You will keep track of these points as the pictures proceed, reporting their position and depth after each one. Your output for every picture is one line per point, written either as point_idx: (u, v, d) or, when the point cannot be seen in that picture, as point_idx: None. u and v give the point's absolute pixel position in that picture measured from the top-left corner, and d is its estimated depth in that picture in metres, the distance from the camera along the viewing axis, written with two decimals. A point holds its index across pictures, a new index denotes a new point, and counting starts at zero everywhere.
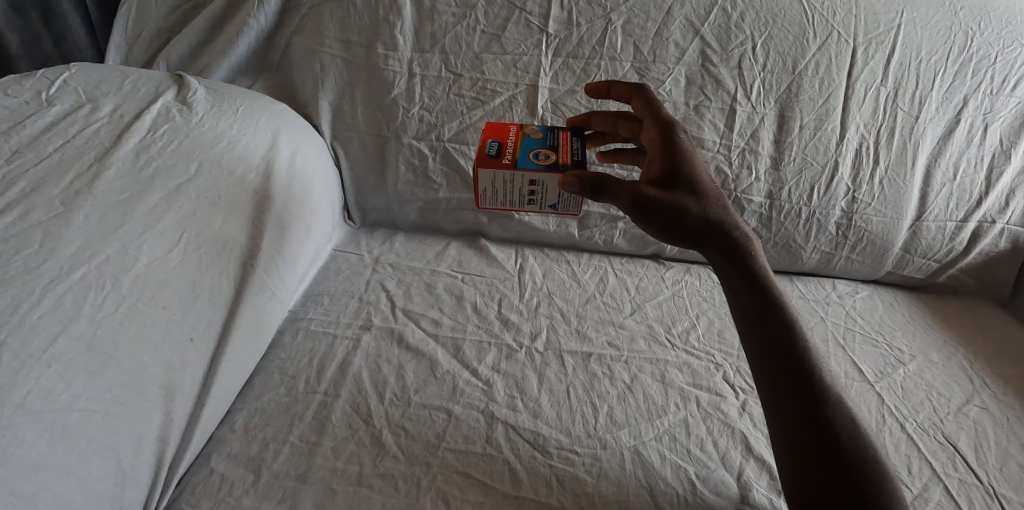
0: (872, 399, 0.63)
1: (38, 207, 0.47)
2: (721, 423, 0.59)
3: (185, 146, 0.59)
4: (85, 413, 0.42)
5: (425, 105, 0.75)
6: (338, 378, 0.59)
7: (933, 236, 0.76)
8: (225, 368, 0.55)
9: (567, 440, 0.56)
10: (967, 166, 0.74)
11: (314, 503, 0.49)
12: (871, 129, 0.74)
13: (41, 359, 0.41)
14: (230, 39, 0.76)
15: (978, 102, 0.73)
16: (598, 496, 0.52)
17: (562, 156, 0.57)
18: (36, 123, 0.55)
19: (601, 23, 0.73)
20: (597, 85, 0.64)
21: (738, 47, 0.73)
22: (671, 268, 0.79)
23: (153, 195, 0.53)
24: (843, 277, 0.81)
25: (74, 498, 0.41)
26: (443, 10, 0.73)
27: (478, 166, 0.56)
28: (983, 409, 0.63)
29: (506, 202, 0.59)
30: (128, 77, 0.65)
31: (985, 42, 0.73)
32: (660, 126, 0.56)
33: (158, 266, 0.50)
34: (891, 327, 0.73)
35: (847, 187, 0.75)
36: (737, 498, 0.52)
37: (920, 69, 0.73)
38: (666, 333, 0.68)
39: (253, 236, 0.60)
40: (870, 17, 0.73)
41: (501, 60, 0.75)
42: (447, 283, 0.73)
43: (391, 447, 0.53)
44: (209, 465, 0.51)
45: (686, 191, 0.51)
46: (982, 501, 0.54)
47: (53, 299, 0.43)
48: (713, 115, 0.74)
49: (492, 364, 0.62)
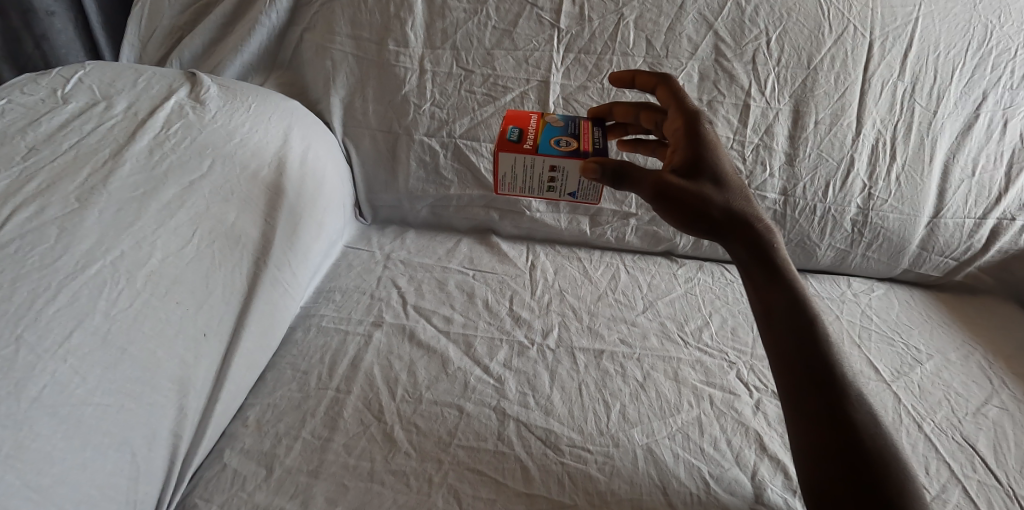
0: (889, 398, 0.62)
1: (53, 204, 0.47)
2: (735, 421, 0.58)
3: (197, 142, 0.59)
4: (100, 408, 0.42)
5: (436, 102, 0.75)
6: (349, 374, 0.59)
7: (951, 233, 0.74)
8: (237, 364, 0.55)
9: (579, 438, 0.55)
10: (986, 162, 0.73)
11: (326, 499, 0.49)
12: (888, 124, 0.73)
13: (56, 353, 0.41)
14: (243, 36, 0.76)
15: (998, 97, 0.72)
16: (611, 495, 0.51)
17: (584, 143, 0.57)
18: (52, 120, 0.55)
19: (613, 18, 0.73)
20: (621, 75, 0.65)
21: (752, 42, 0.73)
22: (683, 265, 0.78)
23: (166, 190, 0.54)
24: (857, 276, 0.80)
25: (89, 492, 0.41)
26: (454, 6, 0.73)
27: (498, 150, 0.56)
28: (1003, 410, 0.62)
29: (525, 189, 0.58)
30: (142, 75, 0.66)
31: (1005, 36, 0.71)
32: (685, 114, 0.55)
33: (172, 262, 0.51)
34: (909, 326, 0.72)
35: (863, 183, 0.74)
36: (752, 497, 0.52)
37: (939, 63, 0.72)
38: (678, 330, 0.68)
39: (265, 231, 0.60)
40: (887, 10, 0.72)
41: (512, 56, 0.74)
42: (458, 279, 0.73)
43: (403, 444, 0.53)
44: (222, 460, 0.52)
45: (709, 182, 0.51)
46: (1002, 503, 0.53)
47: (69, 294, 0.43)
48: (727, 110, 0.73)
49: (503, 361, 0.62)
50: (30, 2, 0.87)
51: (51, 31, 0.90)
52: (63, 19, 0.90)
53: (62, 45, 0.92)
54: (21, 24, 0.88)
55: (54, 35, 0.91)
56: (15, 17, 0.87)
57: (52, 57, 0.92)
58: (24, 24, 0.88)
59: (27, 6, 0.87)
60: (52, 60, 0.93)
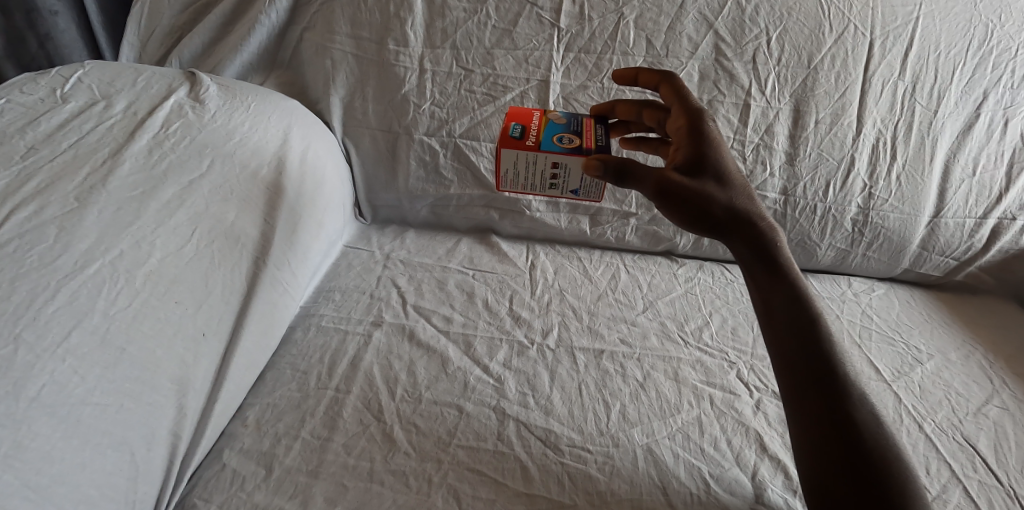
0: (889, 398, 0.62)
1: (52, 203, 0.47)
2: (735, 421, 0.58)
3: (197, 142, 0.59)
4: (98, 407, 0.42)
5: (436, 101, 0.75)
6: (349, 374, 0.59)
7: (951, 233, 0.74)
8: (236, 364, 0.54)
9: (579, 438, 0.55)
10: (987, 161, 0.73)
11: (326, 499, 0.49)
12: (888, 124, 0.73)
13: (55, 352, 0.41)
14: (243, 35, 0.76)
15: (998, 97, 0.72)
16: (611, 495, 0.51)
17: (587, 140, 0.57)
18: (51, 119, 0.55)
19: (613, 17, 0.73)
20: (624, 73, 0.65)
21: (752, 42, 0.72)
22: (683, 265, 0.78)
23: (166, 190, 0.53)
24: (857, 276, 0.80)
25: (88, 492, 0.41)
26: (454, 5, 0.73)
27: (501, 146, 0.56)
28: (1004, 410, 0.62)
29: (527, 186, 0.58)
30: (142, 74, 0.65)
31: (1006, 35, 0.71)
32: (688, 112, 0.55)
33: (171, 261, 0.51)
34: (910, 326, 0.72)
35: (864, 183, 0.74)
36: (752, 497, 0.52)
37: (939, 62, 0.72)
38: (678, 330, 0.68)
39: (265, 231, 0.60)
40: (888, 10, 0.72)
41: (512, 55, 0.74)
42: (458, 279, 0.72)
43: (402, 444, 0.53)
44: (222, 460, 0.52)
45: (712, 180, 0.50)
46: (1003, 503, 0.53)
47: (67, 293, 0.43)
48: (727, 109, 0.73)
49: (503, 361, 0.62)
50: (33, 1, 0.87)
51: (54, 31, 0.90)
52: (65, 18, 0.90)
53: (66, 45, 0.92)
54: (23, 24, 0.88)
55: (56, 34, 0.91)
56: (18, 17, 0.87)
57: (56, 56, 0.92)
58: (27, 24, 0.88)
59: (31, 5, 0.87)
60: (54, 60, 0.93)
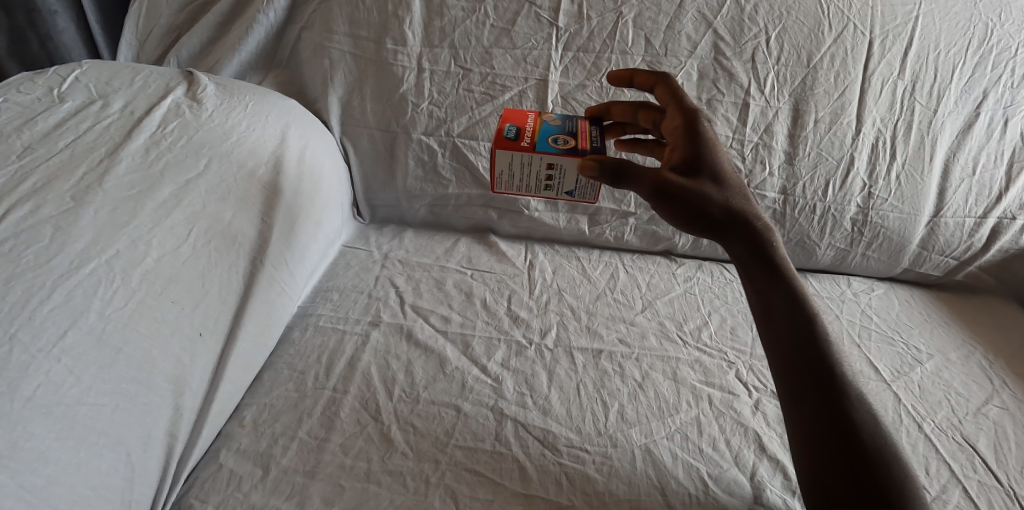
0: (889, 398, 0.62)
1: (49, 203, 0.47)
2: (733, 421, 0.58)
3: (194, 141, 0.59)
4: (94, 407, 0.42)
5: (434, 101, 0.74)
6: (346, 374, 0.59)
7: (951, 232, 0.74)
8: (233, 364, 0.54)
9: (578, 438, 0.55)
10: (986, 161, 0.73)
11: (322, 499, 0.49)
12: (888, 123, 0.73)
13: (50, 352, 0.41)
14: (240, 34, 0.76)
15: (998, 96, 0.72)
16: (609, 495, 0.51)
17: (582, 141, 0.56)
18: (47, 119, 0.55)
19: (612, 16, 0.73)
20: (619, 73, 0.64)
21: (751, 40, 0.72)
22: (683, 265, 0.78)
23: (163, 189, 0.53)
24: (856, 276, 0.79)
25: (83, 493, 0.41)
26: (452, 4, 0.73)
27: (495, 148, 0.55)
28: (1004, 410, 0.62)
29: (522, 188, 0.58)
30: (139, 74, 0.65)
31: (1006, 34, 0.71)
32: (684, 112, 0.55)
33: (168, 261, 0.50)
34: (909, 326, 0.72)
35: (863, 183, 0.73)
36: (750, 498, 0.51)
37: (939, 61, 0.71)
38: (677, 330, 0.68)
39: (262, 231, 0.60)
40: (887, 9, 0.71)
41: (510, 54, 0.74)
42: (456, 279, 0.72)
43: (400, 444, 0.53)
44: (218, 460, 0.51)
45: (709, 180, 0.50)
46: (1002, 504, 0.53)
47: (63, 293, 0.43)
48: (726, 108, 0.73)
49: (501, 360, 0.62)
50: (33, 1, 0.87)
51: (54, 31, 0.90)
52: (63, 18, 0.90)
53: (67, 45, 0.92)
54: (26, 23, 0.88)
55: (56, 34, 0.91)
56: (20, 16, 0.87)
57: (56, 56, 0.92)
58: (29, 24, 0.88)
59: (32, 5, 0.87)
60: (55, 59, 0.93)
